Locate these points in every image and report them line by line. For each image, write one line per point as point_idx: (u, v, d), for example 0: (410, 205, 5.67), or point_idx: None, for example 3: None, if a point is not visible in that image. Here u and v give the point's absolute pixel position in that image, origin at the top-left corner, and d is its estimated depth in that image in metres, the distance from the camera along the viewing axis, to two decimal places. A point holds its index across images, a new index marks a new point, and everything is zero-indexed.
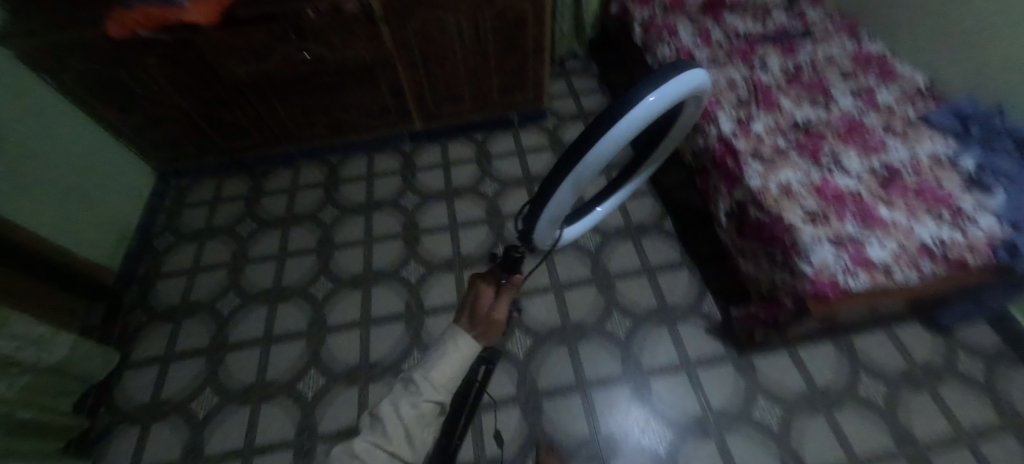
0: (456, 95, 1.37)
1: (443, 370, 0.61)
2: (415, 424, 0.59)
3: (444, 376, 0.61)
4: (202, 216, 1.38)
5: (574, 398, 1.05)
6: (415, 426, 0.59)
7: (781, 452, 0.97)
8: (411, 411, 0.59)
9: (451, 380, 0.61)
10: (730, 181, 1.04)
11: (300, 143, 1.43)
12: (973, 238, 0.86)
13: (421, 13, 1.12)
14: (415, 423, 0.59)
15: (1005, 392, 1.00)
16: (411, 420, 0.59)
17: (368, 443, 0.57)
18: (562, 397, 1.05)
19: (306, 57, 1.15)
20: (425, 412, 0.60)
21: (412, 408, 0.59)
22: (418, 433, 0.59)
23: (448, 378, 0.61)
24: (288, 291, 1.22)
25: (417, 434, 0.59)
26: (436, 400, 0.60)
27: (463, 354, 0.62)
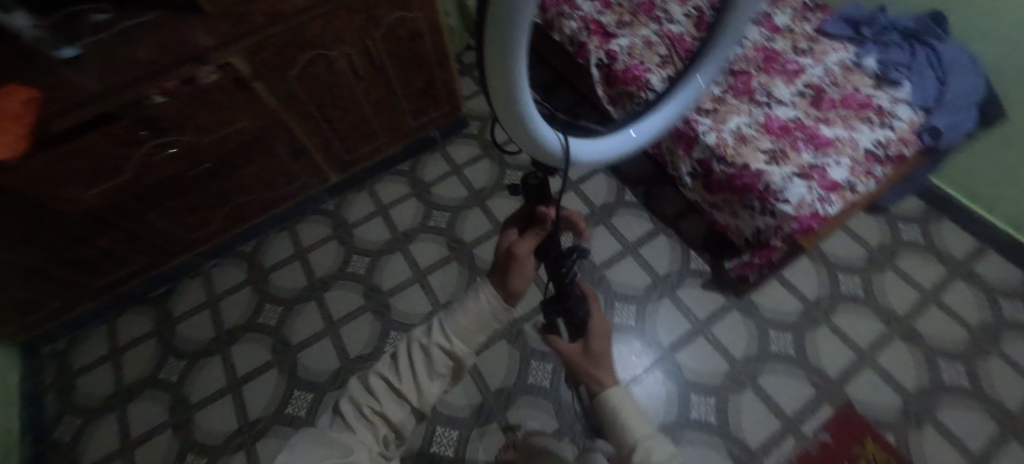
0: (367, 133, 1.20)
1: (466, 323, 0.52)
2: (425, 374, 0.51)
3: (466, 325, 0.51)
4: (107, 377, 1.10)
5: None
6: (424, 377, 0.51)
7: (807, 374, 1.03)
8: (425, 358, 0.51)
9: (474, 339, 0.52)
10: (686, 143, 1.03)
11: (198, 246, 1.17)
12: (902, 133, 0.95)
13: (299, 57, 0.92)
14: (428, 369, 0.51)
15: (944, 246, 1.15)
16: (420, 367, 0.51)
17: (378, 381, 0.51)
18: None
19: (172, 152, 0.91)
20: (439, 364, 0.51)
21: (427, 356, 0.51)
22: (428, 387, 0.51)
23: (471, 337, 0.52)
24: (260, 423, 1.02)
25: (426, 388, 0.51)
26: (454, 356, 0.52)
27: (484, 311, 0.52)
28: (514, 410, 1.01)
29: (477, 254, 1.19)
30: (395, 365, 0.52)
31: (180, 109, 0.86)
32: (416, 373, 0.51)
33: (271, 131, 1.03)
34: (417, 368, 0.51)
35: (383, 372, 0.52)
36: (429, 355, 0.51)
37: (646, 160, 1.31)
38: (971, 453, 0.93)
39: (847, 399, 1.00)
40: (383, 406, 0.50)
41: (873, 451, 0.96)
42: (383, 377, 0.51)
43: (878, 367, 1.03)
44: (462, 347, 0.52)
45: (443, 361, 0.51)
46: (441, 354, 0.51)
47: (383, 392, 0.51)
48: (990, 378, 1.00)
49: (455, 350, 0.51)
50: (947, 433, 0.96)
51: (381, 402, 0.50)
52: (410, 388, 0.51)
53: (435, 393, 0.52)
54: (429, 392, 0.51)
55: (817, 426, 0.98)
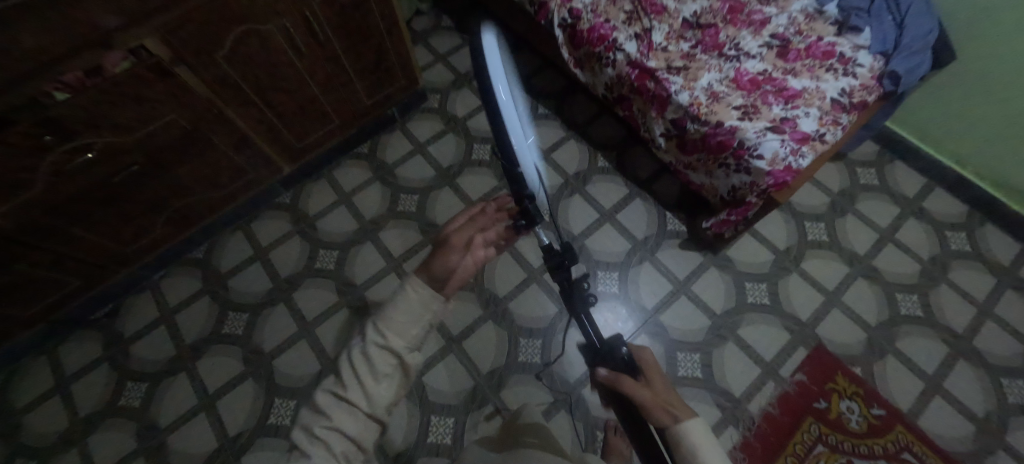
0: (317, 116, 1.09)
1: (404, 313, 0.43)
2: (367, 377, 0.42)
3: (401, 320, 0.43)
4: (58, 411, 1.00)
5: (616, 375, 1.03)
6: (367, 379, 0.42)
7: (782, 321, 1.08)
8: (364, 358, 0.42)
9: (415, 333, 0.44)
10: (658, 103, 1.01)
11: (141, 258, 1.06)
12: (864, 79, 0.96)
13: (227, 34, 0.80)
14: (369, 379, 0.42)
15: (896, 186, 1.21)
16: (359, 372, 0.42)
17: (329, 398, 0.42)
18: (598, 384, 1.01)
19: (89, 157, 0.79)
20: (379, 365, 0.42)
21: (366, 356, 0.42)
22: (375, 392, 0.42)
23: (410, 328, 0.43)
24: (243, 437, 0.96)
25: (374, 394, 0.42)
26: (396, 352, 0.43)
27: (418, 297, 0.44)
28: (507, 390, 1.00)
29: None
30: (343, 380, 0.42)
31: (90, 106, 0.74)
32: (361, 386, 0.42)
33: (207, 123, 0.91)
34: (359, 373, 0.42)
35: (332, 388, 0.42)
36: (366, 354, 0.42)
37: (615, 123, 1.29)
38: (927, 376, 1.02)
39: (819, 340, 1.06)
40: (335, 422, 0.40)
41: (844, 385, 1.02)
42: (332, 393, 0.42)
43: (844, 307, 1.09)
44: (400, 339, 0.43)
45: (382, 359, 0.42)
46: (382, 352, 0.42)
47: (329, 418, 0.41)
48: (941, 305, 1.08)
49: (392, 343, 0.42)
50: (907, 360, 1.03)
51: (330, 418, 0.40)
52: (355, 391, 0.41)
53: (386, 396, 0.43)
54: (377, 395, 0.42)
55: (793, 368, 1.04)
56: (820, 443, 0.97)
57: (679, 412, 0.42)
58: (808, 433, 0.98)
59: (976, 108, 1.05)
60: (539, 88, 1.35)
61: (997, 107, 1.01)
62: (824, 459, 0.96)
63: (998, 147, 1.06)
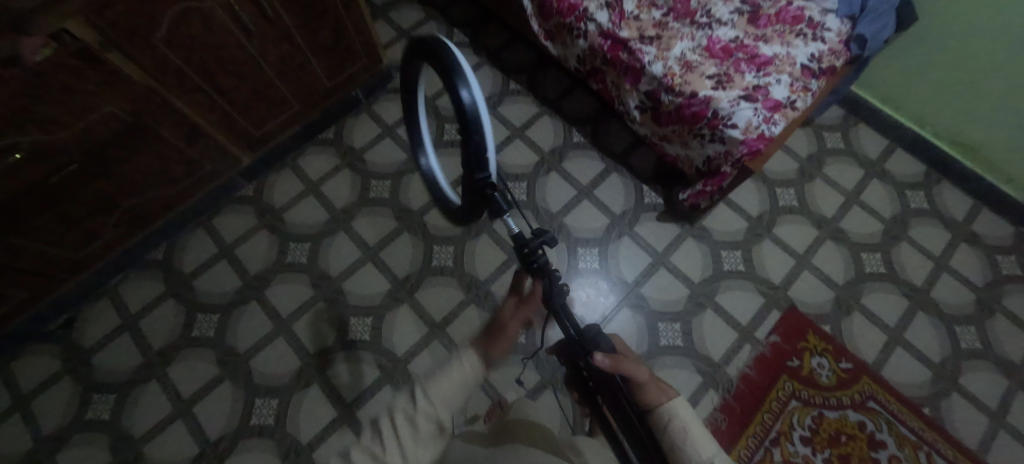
0: (274, 101, 1.02)
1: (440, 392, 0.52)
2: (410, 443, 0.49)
3: (444, 388, 0.53)
4: (20, 431, 0.94)
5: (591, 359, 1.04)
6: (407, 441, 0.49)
7: (757, 286, 1.11)
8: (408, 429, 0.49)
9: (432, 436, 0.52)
10: (632, 75, 0.98)
11: (92, 263, 0.99)
12: (832, 43, 0.97)
13: (164, 14, 0.72)
14: (410, 439, 0.49)
15: (860, 148, 1.25)
16: (404, 432, 0.49)
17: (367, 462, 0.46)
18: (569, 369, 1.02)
19: (17, 158, 0.71)
20: (424, 425, 0.50)
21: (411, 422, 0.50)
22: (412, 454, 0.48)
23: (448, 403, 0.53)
24: (226, 441, 0.93)
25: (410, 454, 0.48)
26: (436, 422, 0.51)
27: (460, 372, 0.54)
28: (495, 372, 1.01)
29: (429, 220, 1.12)
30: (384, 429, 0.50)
31: (12, 100, 0.66)
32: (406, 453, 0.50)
33: (149, 114, 0.83)
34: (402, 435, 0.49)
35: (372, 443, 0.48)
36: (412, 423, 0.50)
37: (589, 97, 1.27)
38: (889, 328, 1.08)
39: (791, 302, 1.10)
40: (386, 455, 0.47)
41: (815, 343, 1.07)
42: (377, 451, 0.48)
43: (814, 269, 1.13)
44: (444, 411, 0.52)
45: (427, 425, 0.50)
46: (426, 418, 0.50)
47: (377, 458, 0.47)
48: (902, 262, 1.14)
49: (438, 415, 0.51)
50: (871, 315, 1.09)
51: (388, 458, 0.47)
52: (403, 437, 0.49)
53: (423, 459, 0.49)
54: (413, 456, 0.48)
55: (768, 330, 1.08)
56: (794, 399, 1.02)
57: (666, 392, 0.48)
58: (783, 390, 1.03)
59: (932, 68, 1.08)
60: (509, 62, 1.31)
61: (953, 65, 1.04)
62: (798, 413, 1.01)
63: (954, 105, 1.10)
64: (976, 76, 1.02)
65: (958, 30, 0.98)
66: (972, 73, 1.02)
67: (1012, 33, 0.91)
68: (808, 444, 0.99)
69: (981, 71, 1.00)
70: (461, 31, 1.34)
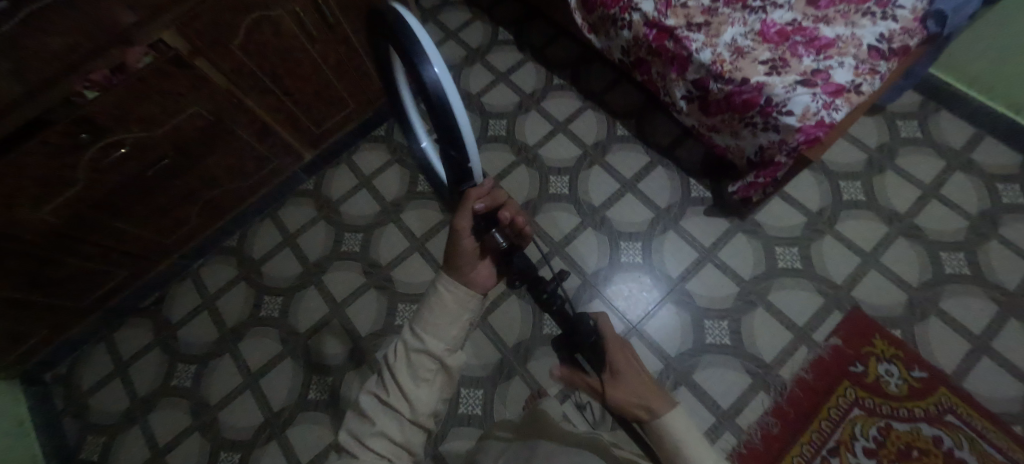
0: (333, 101, 1.10)
1: (439, 318, 0.47)
2: (410, 379, 0.44)
3: (433, 329, 0.46)
4: (121, 392, 1.08)
5: (675, 353, 1.02)
6: (408, 382, 0.44)
7: (816, 285, 1.05)
8: (407, 363, 0.45)
9: (458, 330, 0.47)
10: (679, 64, 0.96)
11: (179, 248, 1.11)
12: (904, 21, 0.88)
13: (241, 22, 0.82)
14: (407, 377, 0.44)
15: (941, 137, 1.13)
16: (403, 372, 0.45)
17: (374, 401, 0.45)
18: (659, 348, 1.02)
19: (123, 151, 0.83)
20: (421, 364, 0.45)
21: (409, 361, 0.45)
22: (417, 396, 0.44)
23: (449, 331, 0.47)
24: (287, 413, 1.02)
25: (415, 397, 0.44)
26: (438, 356, 0.45)
27: (451, 298, 0.47)
28: (534, 361, 1.01)
29: None
30: (385, 371, 0.46)
31: (118, 102, 0.76)
32: (422, 315, 0.47)
33: (227, 114, 0.93)
34: (400, 372, 0.45)
35: (375, 388, 0.46)
36: (409, 359, 0.45)
37: (635, 90, 1.25)
38: (973, 335, 0.97)
39: (855, 302, 1.02)
40: (377, 424, 0.43)
41: (881, 348, 0.99)
42: (374, 394, 0.45)
43: (883, 268, 1.04)
44: (440, 343, 0.46)
45: (426, 362, 0.45)
46: (422, 357, 0.45)
47: (358, 422, 0.44)
48: (990, 262, 1.02)
49: (433, 347, 0.45)
50: (951, 321, 0.99)
51: (374, 421, 0.43)
52: (397, 397, 0.44)
53: (428, 400, 0.44)
54: (419, 399, 0.44)
55: (827, 332, 1.01)
56: (857, 406, 0.95)
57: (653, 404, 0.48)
58: (844, 397, 0.96)
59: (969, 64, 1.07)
60: (553, 57, 1.32)
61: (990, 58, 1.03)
62: (861, 422, 0.94)
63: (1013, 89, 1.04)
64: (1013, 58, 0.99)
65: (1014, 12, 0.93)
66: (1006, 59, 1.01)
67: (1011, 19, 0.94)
68: (873, 456, 0.92)
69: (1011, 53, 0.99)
70: (505, 30, 1.37)
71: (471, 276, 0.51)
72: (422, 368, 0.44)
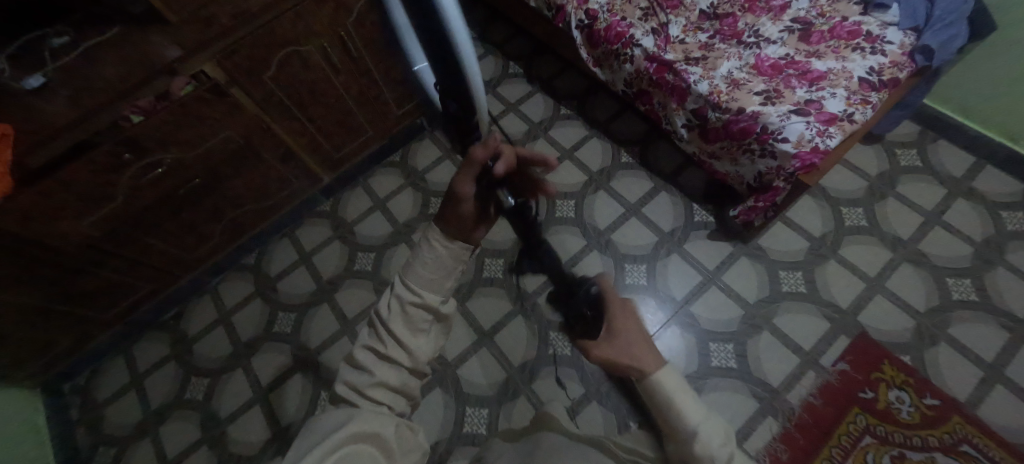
0: (353, 128, 1.17)
1: (432, 271, 0.48)
2: (407, 333, 0.46)
3: (426, 281, 0.48)
4: (134, 404, 1.10)
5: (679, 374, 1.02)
6: (406, 334, 0.46)
7: (821, 310, 1.05)
8: (402, 314, 0.47)
9: (450, 282, 0.49)
10: (678, 95, 1.02)
11: (200, 264, 1.16)
12: (893, 55, 0.93)
13: (274, 56, 0.90)
14: (402, 328, 0.46)
15: (941, 166, 1.16)
16: (399, 325, 0.46)
17: (367, 353, 0.46)
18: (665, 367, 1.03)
19: (160, 171, 0.89)
20: (417, 318, 0.47)
21: (404, 313, 0.47)
22: (415, 346, 0.47)
23: (442, 284, 0.48)
24: (294, 429, 1.03)
25: (413, 346, 0.46)
26: (433, 308, 0.48)
27: (445, 254, 0.48)
28: (539, 381, 1.02)
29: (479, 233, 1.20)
30: (378, 323, 0.47)
31: (160, 126, 0.83)
32: (414, 269, 0.48)
33: (256, 139, 1.01)
34: (396, 325, 0.46)
35: (369, 341, 0.47)
36: (405, 312, 0.47)
37: (638, 119, 1.31)
38: (985, 363, 0.96)
39: (862, 328, 1.02)
40: (377, 374, 0.45)
41: (891, 374, 0.97)
42: (370, 347, 0.47)
43: (888, 293, 1.05)
44: (434, 295, 0.48)
45: (421, 314, 0.47)
46: (417, 309, 0.47)
47: (356, 374, 0.46)
48: (998, 288, 1.02)
49: (429, 301, 0.47)
50: (961, 347, 0.98)
51: (374, 372, 0.45)
52: (395, 347, 0.46)
53: (424, 350, 0.48)
54: (417, 348, 0.47)
55: (835, 358, 1.00)
56: (868, 434, 0.93)
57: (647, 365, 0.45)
58: (855, 424, 0.94)
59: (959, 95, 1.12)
60: (560, 89, 1.39)
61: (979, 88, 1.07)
62: (873, 450, 0.92)
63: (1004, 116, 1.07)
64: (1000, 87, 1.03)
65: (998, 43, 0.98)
66: (995, 89, 1.05)
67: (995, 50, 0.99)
68: None
69: (999, 82, 1.03)
70: (516, 63, 1.46)
71: (466, 231, 0.49)
72: (417, 323, 0.47)
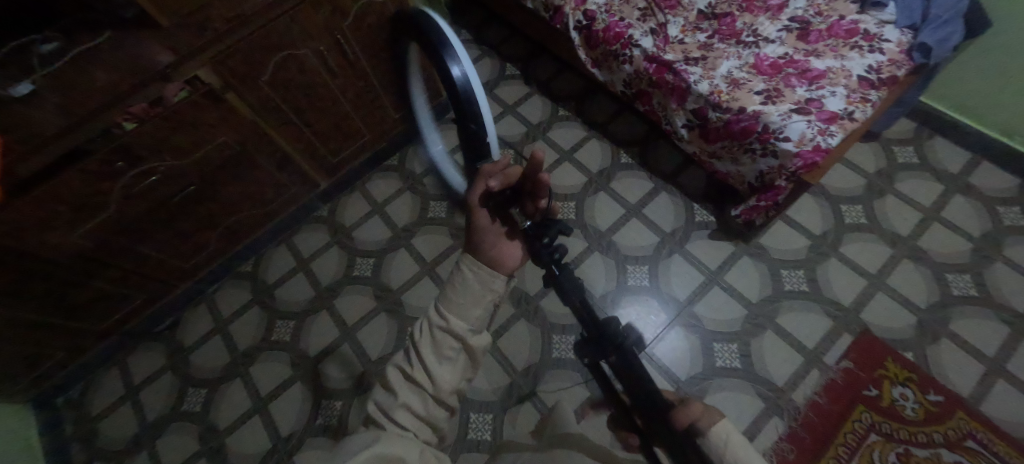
0: (351, 132, 1.16)
1: (463, 298, 0.47)
2: (433, 358, 0.46)
3: (455, 307, 0.47)
4: (130, 417, 1.08)
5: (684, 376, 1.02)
6: (431, 358, 0.46)
7: (824, 307, 1.05)
8: (431, 339, 0.47)
9: (481, 312, 0.48)
10: (678, 95, 1.01)
11: (196, 272, 1.14)
12: (891, 53, 0.93)
13: (269, 61, 0.89)
14: (430, 354, 0.46)
15: (938, 163, 1.16)
16: (426, 349, 0.46)
17: (398, 376, 0.47)
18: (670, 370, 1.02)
19: (155, 179, 0.88)
20: (443, 344, 0.46)
21: (433, 338, 0.47)
22: (440, 373, 0.46)
23: (471, 312, 0.47)
24: (295, 438, 1.01)
25: (438, 373, 0.45)
26: (461, 336, 0.47)
27: (475, 281, 0.48)
28: (544, 386, 1.01)
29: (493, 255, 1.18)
30: (410, 347, 0.48)
31: (154, 134, 0.82)
32: (446, 295, 0.48)
33: (252, 144, 0.99)
34: (424, 349, 0.46)
35: (401, 363, 0.48)
36: (433, 337, 0.46)
37: (637, 120, 1.31)
38: (987, 358, 0.96)
39: (864, 325, 1.02)
40: (401, 397, 0.45)
41: (895, 371, 0.97)
42: (400, 368, 0.47)
43: (890, 290, 1.05)
44: (462, 323, 0.47)
45: (448, 340, 0.46)
46: (445, 335, 0.47)
47: (385, 395, 0.46)
48: (997, 284, 1.02)
49: (456, 327, 0.46)
50: (963, 343, 0.98)
51: (399, 394, 0.45)
52: (421, 372, 0.46)
53: (449, 379, 0.46)
54: (442, 376, 0.45)
55: (838, 356, 1.00)
56: (874, 432, 0.93)
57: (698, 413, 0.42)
58: (860, 422, 0.94)
59: (955, 90, 1.12)
60: (558, 90, 1.39)
61: (975, 84, 1.07)
62: (878, 448, 0.92)
63: (997, 112, 1.08)
64: (996, 82, 1.04)
65: (997, 39, 0.98)
66: (991, 85, 1.05)
67: (994, 46, 0.99)
68: None
69: (995, 78, 1.03)
70: (513, 65, 1.46)
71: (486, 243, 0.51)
72: (442, 349, 0.46)
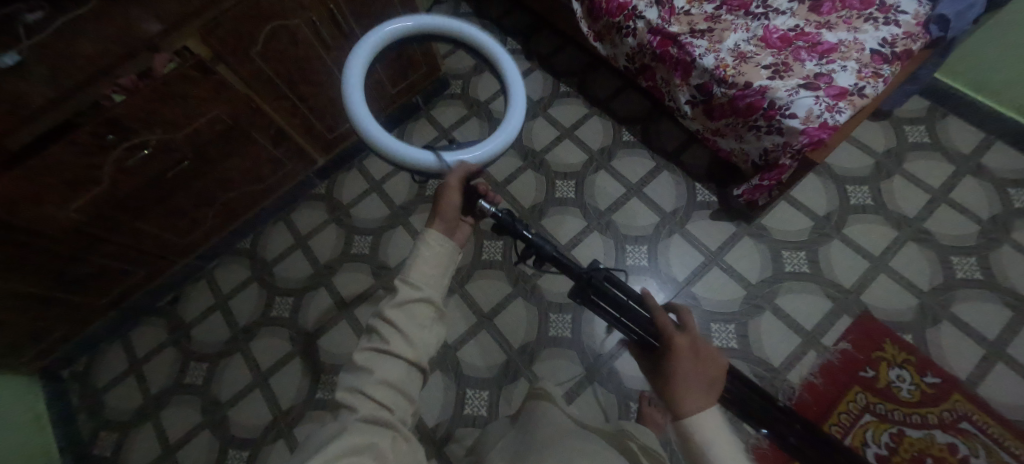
0: (346, 107, 1.14)
1: (428, 266, 0.52)
2: (411, 326, 0.48)
3: (423, 273, 0.51)
4: (134, 389, 1.10)
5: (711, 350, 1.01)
6: (409, 327, 0.47)
7: (824, 289, 1.04)
8: (405, 309, 0.48)
9: (444, 278, 0.54)
10: (682, 69, 0.98)
11: (195, 247, 1.14)
12: (908, 26, 0.89)
13: (261, 32, 0.86)
14: (407, 323, 0.48)
15: (950, 143, 1.13)
16: (403, 321, 0.47)
17: (368, 353, 0.46)
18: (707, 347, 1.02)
19: (146, 153, 0.86)
20: (419, 312, 0.49)
21: (406, 308, 0.48)
22: (417, 339, 0.48)
23: (439, 280, 0.53)
24: (296, 411, 1.03)
25: (415, 339, 0.47)
26: (433, 303, 0.50)
27: (440, 250, 0.54)
28: (540, 363, 1.02)
29: (488, 243, 1.14)
30: (378, 324, 0.47)
31: (143, 106, 0.80)
32: (415, 265, 0.51)
33: (245, 118, 0.97)
34: (399, 321, 0.47)
35: (372, 341, 0.47)
36: (408, 306, 0.48)
37: (640, 97, 1.28)
38: (987, 341, 0.95)
39: (865, 307, 1.01)
40: (378, 373, 0.44)
41: (894, 353, 0.97)
42: (372, 346, 0.46)
43: (893, 272, 1.03)
44: (435, 290, 0.51)
45: (422, 308, 0.49)
46: (420, 304, 0.49)
47: (356, 375, 0.45)
48: (1004, 268, 1.01)
49: (430, 294, 0.50)
50: (963, 326, 0.97)
51: (374, 370, 0.44)
52: (396, 341, 0.46)
53: (425, 346, 0.48)
54: (419, 342, 0.48)
55: (836, 338, 1.00)
56: (868, 411, 0.93)
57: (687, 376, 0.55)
58: (855, 402, 0.94)
59: (972, 67, 1.08)
60: (560, 66, 1.35)
61: (994, 61, 1.04)
62: (872, 427, 0.92)
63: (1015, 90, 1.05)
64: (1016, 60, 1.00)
65: (1018, 15, 0.94)
66: (1010, 63, 1.01)
67: (1013, 24, 0.95)
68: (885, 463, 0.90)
69: (1016, 56, 0.99)
70: (513, 39, 1.41)
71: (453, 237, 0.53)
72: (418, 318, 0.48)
